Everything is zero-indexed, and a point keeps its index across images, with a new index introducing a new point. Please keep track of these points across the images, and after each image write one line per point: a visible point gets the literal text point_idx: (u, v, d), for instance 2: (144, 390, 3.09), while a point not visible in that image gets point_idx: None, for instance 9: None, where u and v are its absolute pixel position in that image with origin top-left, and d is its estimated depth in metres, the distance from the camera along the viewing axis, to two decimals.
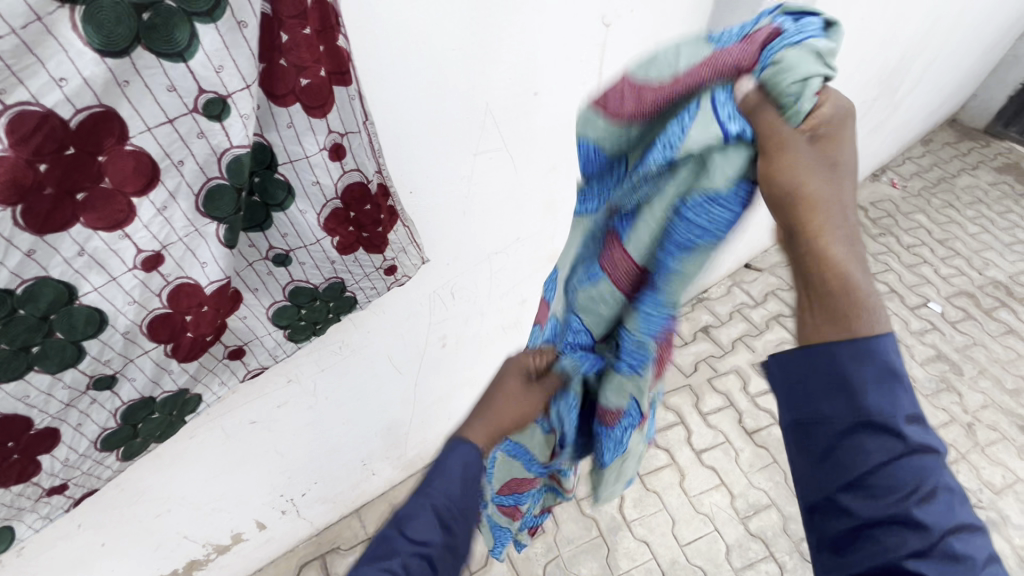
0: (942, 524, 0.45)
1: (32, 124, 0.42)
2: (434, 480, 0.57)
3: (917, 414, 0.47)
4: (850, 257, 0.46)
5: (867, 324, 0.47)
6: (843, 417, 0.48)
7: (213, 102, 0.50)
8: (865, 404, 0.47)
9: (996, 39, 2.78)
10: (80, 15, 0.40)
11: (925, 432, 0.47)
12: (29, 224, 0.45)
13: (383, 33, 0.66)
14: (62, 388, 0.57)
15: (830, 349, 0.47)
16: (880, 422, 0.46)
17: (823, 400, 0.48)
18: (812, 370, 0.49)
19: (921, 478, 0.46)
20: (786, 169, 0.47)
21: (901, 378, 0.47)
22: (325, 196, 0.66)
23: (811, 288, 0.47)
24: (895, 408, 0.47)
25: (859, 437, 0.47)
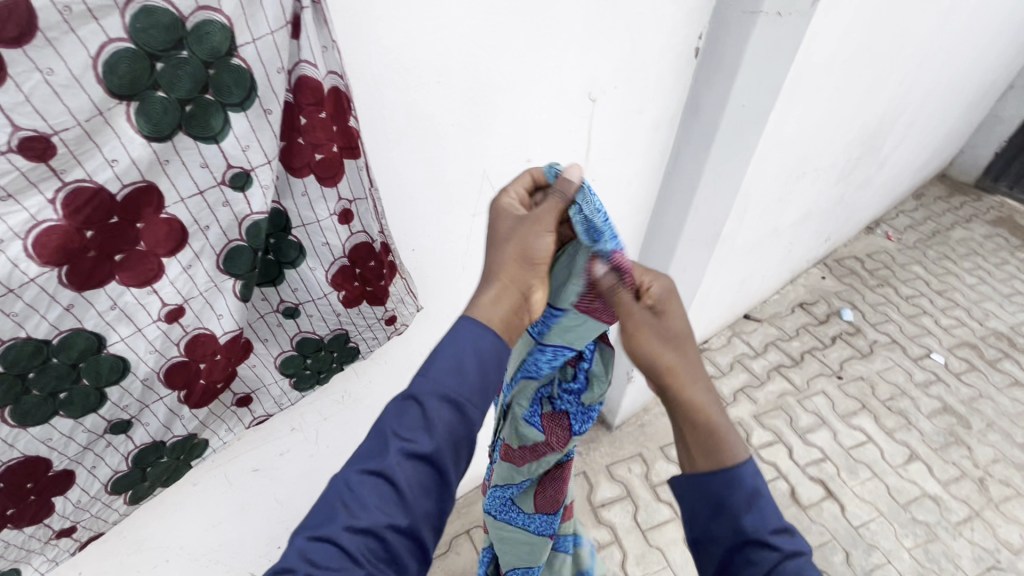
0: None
1: (85, 197, 0.49)
2: (428, 367, 0.56)
3: (782, 525, 0.60)
4: (705, 404, 0.65)
5: (735, 453, 0.63)
6: (729, 534, 0.59)
7: (238, 175, 0.58)
8: (742, 524, 0.59)
9: (974, 101, 2.92)
10: (134, 109, 0.48)
11: (793, 540, 0.60)
12: (71, 282, 0.51)
13: (390, 113, 0.75)
14: (82, 432, 0.61)
15: (708, 478, 0.62)
16: (757, 539, 0.58)
17: (711, 522, 0.61)
18: (695, 497, 0.63)
19: None
20: (642, 347, 0.67)
21: (765, 496, 0.61)
22: (333, 255, 0.72)
23: (689, 433, 0.65)
24: (765, 523, 0.59)
25: (745, 552, 0.58)
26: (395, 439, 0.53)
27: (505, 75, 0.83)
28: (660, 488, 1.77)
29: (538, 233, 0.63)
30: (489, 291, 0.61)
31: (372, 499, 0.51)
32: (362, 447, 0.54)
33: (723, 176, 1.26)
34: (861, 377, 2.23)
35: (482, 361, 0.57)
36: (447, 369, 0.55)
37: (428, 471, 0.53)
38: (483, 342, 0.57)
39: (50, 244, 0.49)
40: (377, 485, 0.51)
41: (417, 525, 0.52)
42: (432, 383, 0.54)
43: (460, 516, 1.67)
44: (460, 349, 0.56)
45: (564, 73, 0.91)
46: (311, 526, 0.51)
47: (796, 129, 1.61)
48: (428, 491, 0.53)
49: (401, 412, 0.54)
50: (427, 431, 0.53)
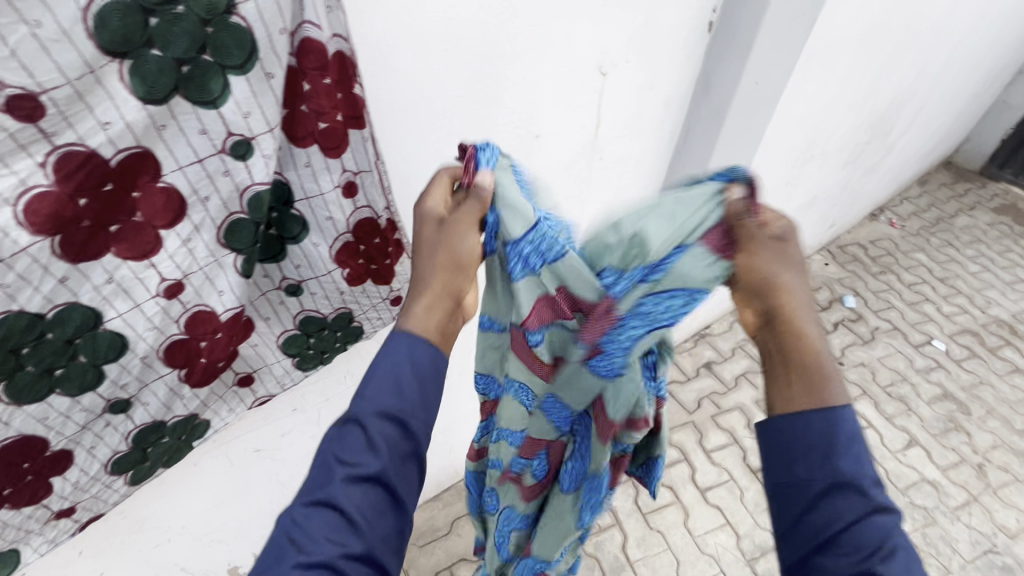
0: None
1: (76, 163, 0.46)
2: (366, 387, 0.54)
3: (879, 477, 0.52)
4: (816, 338, 0.54)
5: (838, 395, 0.53)
6: (817, 478, 0.52)
7: (239, 144, 0.55)
8: (838, 467, 0.51)
9: (983, 87, 2.88)
10: (128, 68, 0.45)
11: (892, 497, 0.52)
12: (65, 254, 0.49)
13: (397, 82, 0.72)
14: (79, 411, 0.59)
15: (806, 417, 0.53)
16: (849, 483, 0.51)
17: (799, 463, 0.53)
18: (789, 439, 0.54)
19: (889, 538, 0.49)
20: (761, 262, 0.55)
21: (866, 442, 0.53)
22: (337, 230, 0.70)
23: (788, 367, 0.55)
24: (862, 471, 0.51)
25: (831, 499, 0.51)
26: (340, 464, 0.51)
27: (514, 45, 0.80)
28: (662, 472, 1.77)
29: (464, 235, 0.59)
30: (424, 300, 0.58)
31: (321, 528, 0.49)
32: (308, 476, 0.52)
33: (733, 156, 1.23)
34: (862, 364, 2.23)
35: (423, 375, 0.55)
36: (387, 389, 0.53)
37: (379, 492, 0.51)
38: (421, 356, 0.56)
39: (42, 212, 0.46)
40: (325, 515, 0.49)
41: (373, 549, 0.50)
42: (371, 402, 0.53)
43: (461, 499, 1.67)
44: (393, 368, 0.54)
45: (573, 46, 0.87)
46: (261, 567, 0.48)
47: (806, 110, 1.57)
48: (383, 512, 0.52)
49: (342, 438, 0.53)
50: (373, 451, 0.51)
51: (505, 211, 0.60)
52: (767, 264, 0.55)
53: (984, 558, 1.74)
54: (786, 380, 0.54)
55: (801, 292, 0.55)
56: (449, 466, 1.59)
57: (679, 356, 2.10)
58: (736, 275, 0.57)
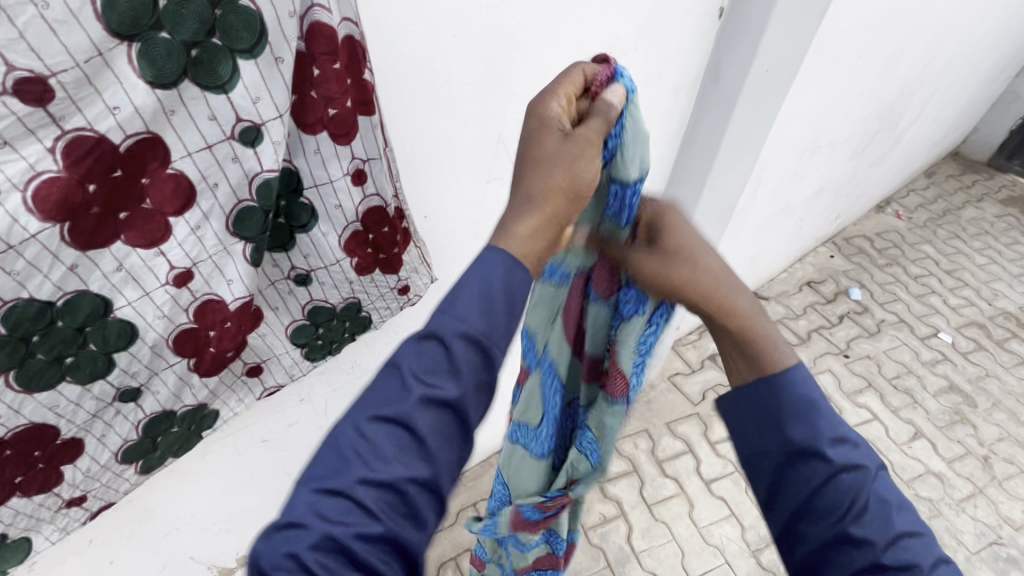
0: (878, 531, 0.53)
1: (86, 148, 0.46)
2: (458, 294, 0.47)
3: (839, 435, 0.55)
4: (741, 308, 0.58)
5: (780, 356, 0.57)
6: (772, 450, 0.56)
7: (248, 130, 0.54)
8: (789, 437, 0.55)
9: (993, 76, 2.85)
10: (136, 51, 0.44)
11: (851, 452, 0.55)
12: (74, 240, 0.48)
13: (406, 68, 0.71)
14: (89, 399, 0.59)
15: (750, 392, 0.57)
16: (805, 449, 0.54)
17: (756, 439, 0.56)
18: (741, 420, 0.58)
19: (857, 493, 0.53)
20: (657, 272, 0.60)
21: (818, 405, 0.56)
22: (346, 219, 0.69)
23: (732, 347, 0.59)
24: (816, 434, 0.54)
25: (795, 467, 0.55)
26: (415, 382, 0.44)
27: (523, 30, 0.79)
28: (667, 464, 1.77)
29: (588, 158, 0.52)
30: (531, 218, 0.50)
31: (390, 447, 0.43)
32: (373, 387, 0.46)
33: (742, 145, 1.22)
34: (868, 356, 2.22)
35: (511, 290, 0.48)
36: (477, 304, 0.47)
37: (451, 420, 0.45)
38: (517, 279, 0.48)
39: (51, 197, 0.46)
40: (393, 433, 0.43)
41: (439, 477, 0.45)
42: (457, 319, 0.46)
43: (466, 490, 1.67)
44: (485, 279, 0.47)
45: (583, 32, 0.86)
46: (317, 475, 0.43)
47: (816, 99, 1.55)
48: (450, 439, 0.46)
49: (418, 352, 0.46)
50: (452, 375, 0.45)
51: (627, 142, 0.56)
52: (663, 273, 0.59)
53: (989, 550, 1.74)
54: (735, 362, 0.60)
55: (705, 275, 0.59)
56: None
57: (683, 348, 2.10)
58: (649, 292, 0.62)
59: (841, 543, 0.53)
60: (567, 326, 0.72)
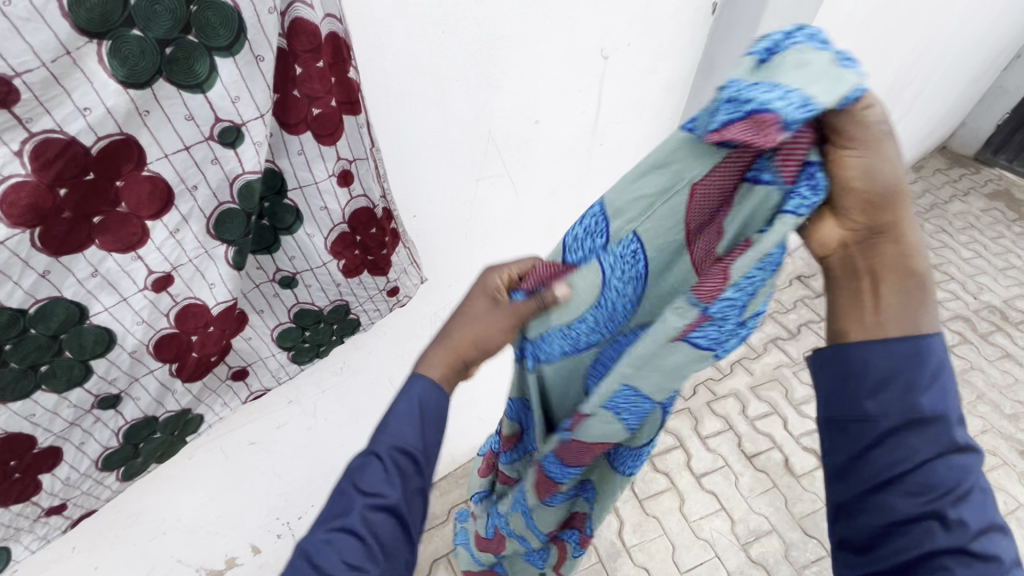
0: (976, 525, 0.46)
1: (55, 150, 0.44)
2: (386, 423, 0.54)
3: (961, 416, 0.49)
4: (919, 249, 0.48)
5: (933, 315, 0.49)
6: (891, 415, 0.48)
7: (228, 131, 0.52)
8: (918, 404, 0.48)
9: (981, 71, 2.86)
10: (107, 49, 0.42)
11: (968, 435, 0.49)
12: (45, 246, 0.47)
13: (393, 65, 0.69)
14: (67, 407, 0.57)
15: (887, 345, 0.48)
16: (926, 418, 0.47)
17: (868, 397, 0.49)
18: (857, 372, 0.50)
19: (960, 478, 0.47)
20: (882, 163, 0.45)
21: (950, 378, 0.49)
22: (332, 220, 0.68)
23: (888, 288, 0.48)
24: (947, 408, 0.48)
25: (902, 435, 0.48)
26: (359, 495, 0.51)
27: (513, 27, 0.77)
28: (657, 459, 1.78)
29: (496, 330, 0.58)
30: (442, 356, 0.57)
31: (341, 557, 0.49)
32: (325, 506, 0.52)
33: None
34: None
35: (427, 417, 0.55)
36: (407, 427, 0.54)
37: (395, 525, 0.52)
38: (433, 402, 0.55)
39: (20, 203, 0.44)
40: (345, 543, 0.49)
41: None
42: (391, 439, 0.53)
43: (457, 487, 1.67)
44: (406, 410, 0.54)
45: (575, 28, 0.85)
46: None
47: None
48: (397, 541, 0.52)
49: (363, 470, 0.52)
50: (391, 482, 0.52)
51: (820, 84, 0.43)
52: (894, 169, 0.46)
53: None
54: (878, 300, 0.48)
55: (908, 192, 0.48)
56: (446, 454, 1.59)
57: None
58: (846, 183, 0.46)
59: (926, 522, 0.46)
60: (699, 197, 0.54)
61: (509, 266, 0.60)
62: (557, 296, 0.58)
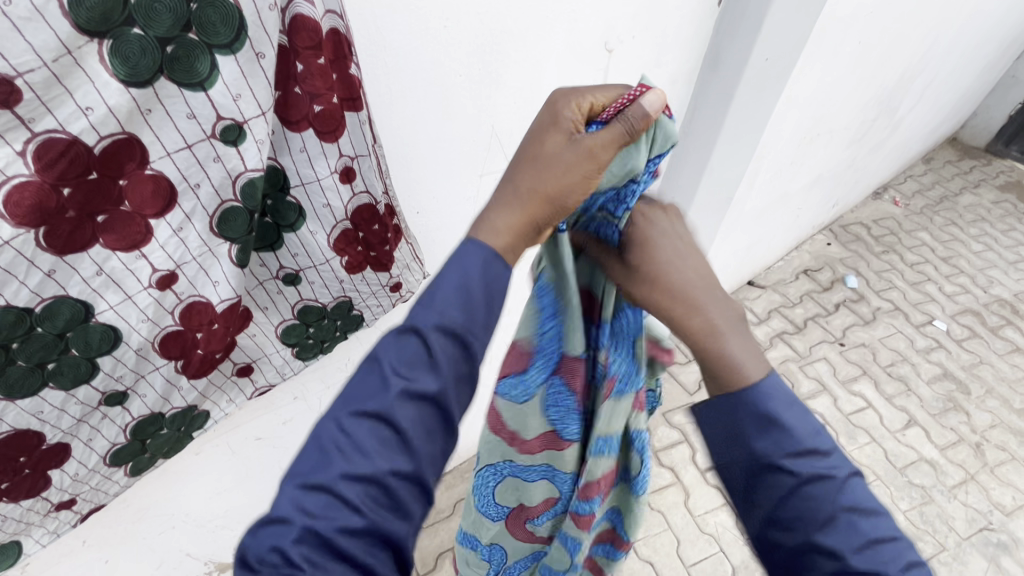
0: (850, 546, 0.47)
1: (59, 150, 0.44)
2: (434, 292, 0.45)
3: (804, 441, 0.49)
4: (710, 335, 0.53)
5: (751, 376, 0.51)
6: (741, 461, 0.51)
7: (230, 128, 0.52)
8: (755, 451, 0.49)
9: (994, 60, 2.81)
10: (107, 48, 0.42)
11: (817, 459, 0.49)
12: (51, 246, 0.47)
13: (396, 61, 0.69)
14: (74, 404, 0.58)
15: (718, 402, 0.52)
16: (767, 463, 0.49)
17: (718, 450, 0.52)
18: (708, 428, 0.53)
19: (822, 504, 0.48)
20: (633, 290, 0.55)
21: (788, 411, 0.50)
22: (335, 218, 0.68)
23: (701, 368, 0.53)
24: (784, 442, 0.49)
25: (757, 478, 0.50)
26: (394, 376, 0.43)
27: (517, 21, 0.77)
28: (663, 453, 1.78)
29: (578, 166, 0.48)
30: (512, 213, 0.48)
31: (371, 441, 0.42)
32: (351, 384, 0.44)
33: (740, 132, 1.21)
34: (863, 344, 2.21)
35: (490, 293, 0.47)
36: (455, 300, 0.45)
37: (433, 418, 0.44)
38: (495, 274, 0.47)
39: (24, 203, 0.44)
40: (373, 429, 0.42)
41: (422, 470, 0.44)
42: (436, 314, 0.44)
43: (462, 481, 1.68)
44: (460, 281, 0.46)
45: (578, 21, 0.84)
46: (302, 471, 0.42)
47: (815, 88, 1.51)
48: (432, 433, 0.44)
49: (399, 347, 0.44)
50: (431, 368, 0.44)
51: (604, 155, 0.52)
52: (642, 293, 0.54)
53: (979, 535, 1.76)
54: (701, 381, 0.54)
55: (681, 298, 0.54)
56: None
57: None
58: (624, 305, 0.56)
59: (810, 554, 0.48)
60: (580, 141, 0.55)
61: (591, 94, 0.50)
62: (647, 111, 0.48)
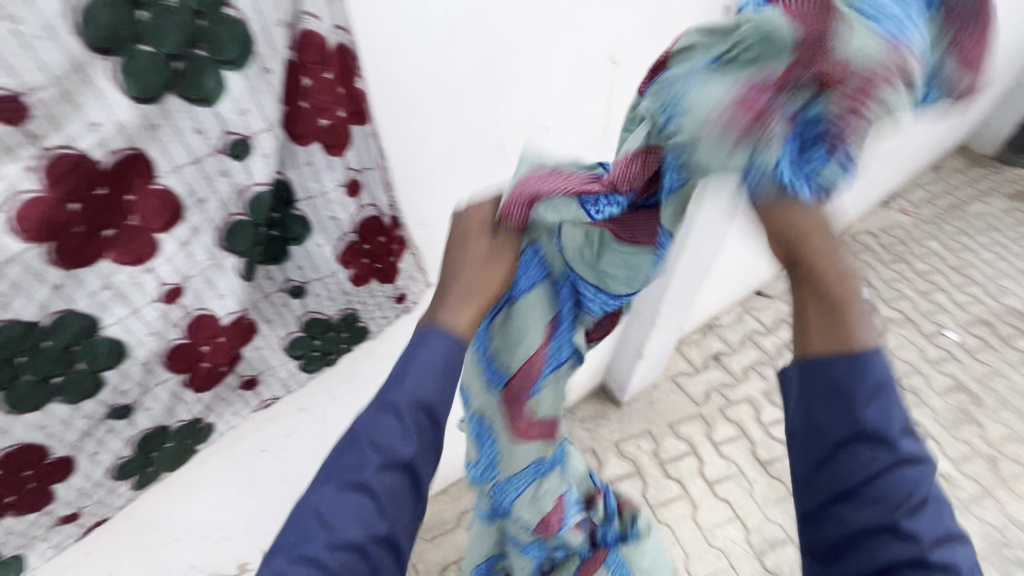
0: (928, 534, 0.50)
1: (67, 166, 0.44)
2: (404, 373, 0.50)
3: (907, 426, 0.51)
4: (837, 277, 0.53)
5: (870, 336, 0.52)
6: (840, 429, 0.51)
7: (237, 143, 0.52)
8: (862, 419, 0.50)
9: (1002, 68, 2.79)
10: (117, 65, 0.43)
11: (914, 444, 0.51)
12: (58, 260, 0.47)
13: (401, 74, 0.69)
14: (80, 418, 0.58)
15: (830, 362, 0.51)
16: (874, 434, 0.50)
17: (821, 411, 0.51)
18: (815, 382, 0.52)
19: (909, 488, 0.50)
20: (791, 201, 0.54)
21: (894, 390, 0.51)
22: (341, 230, 0.68)
23: (823, 309, 0.52)
24: (888, 420, 0.50)
25: (853, 449, 0.50)
26: (373, 450, 0.47)
27: (522, 34, 0.77)
28: (670, 465, 1.75)
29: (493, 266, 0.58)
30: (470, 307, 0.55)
31: (352, 515, 0.46)
32: (333, 456, 0.48)
33: None
34: None
35: (451, 367, 0.51)
36: (425, 380, 0.49)
37: (406, 482, 0.48)
38: (455, 355, 0.52)
39: (33, 218, 0.44)
40: (354, 497, 0.46)
41: (396, 533, 0.48)
42: (408, 391, 0.49)
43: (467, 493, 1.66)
44: (428, 362, 0.50)
45: (584, 32, 0.84)
46: (288, 543, 0.46)
47: None
48: (405, 499, 0.48)
49: (375, 425, 0.48)
50: (405, 437, 0.48)
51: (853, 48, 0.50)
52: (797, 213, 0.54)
53: (995, 552, 1.72)
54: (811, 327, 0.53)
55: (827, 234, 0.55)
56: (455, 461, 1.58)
57: (687, 347, 2.06)
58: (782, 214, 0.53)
59: (883, 534, 0.50)
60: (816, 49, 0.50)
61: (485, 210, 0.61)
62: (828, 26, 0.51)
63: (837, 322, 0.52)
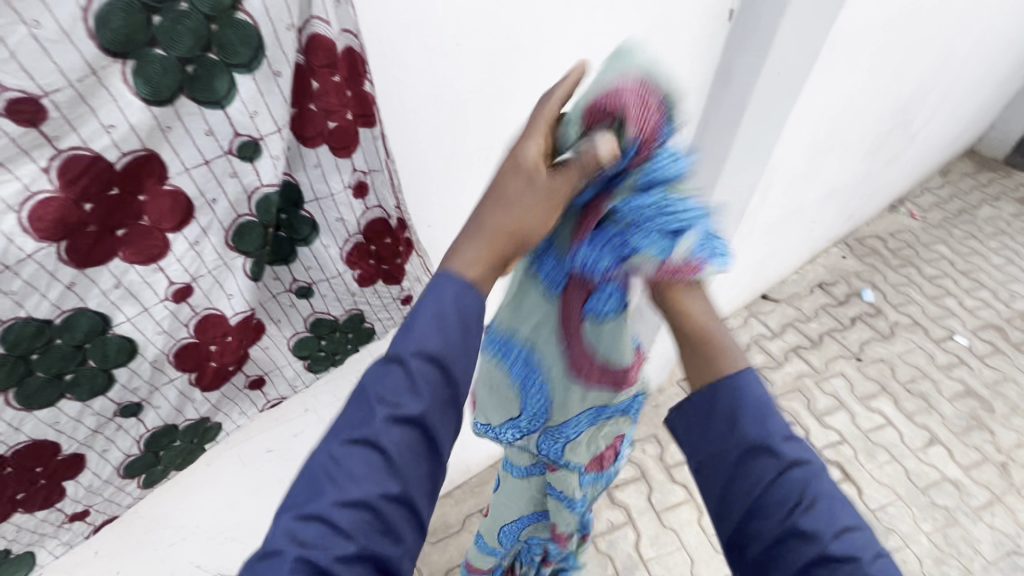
0: (831, 530, 0.50)
1: (82, 166, 0.45)
2: (413, 322, 0.49)
3: (788, 433, 0.54)
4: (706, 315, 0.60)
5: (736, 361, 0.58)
6: (731, 448, 0.54)
7: (246, 145, 0.53)
8: (744, 434, 0.53)
9: (1011, 72, 2.78)
10: (131, 69, 0.44)
11: (800, 449, 0.53)
12: (71, 259, 0.48)
13: (409, 78, 0.70)
14: (90, 415, 0.58)
15: (711, 390, 0.57)
16: (759, 446, 0.53)
17: (712, 434, 0.55)
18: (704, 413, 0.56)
19: (803, 489, 0.51)
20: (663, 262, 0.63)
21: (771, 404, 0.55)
22: (348, 231, 0.68)
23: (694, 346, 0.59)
24: (768, 431, 0.53)
25: (748, 462, 0.53)
26: (380, 403, 0.47)
27: (528, 38, 0.77)
28: (675, 470, 1.74)
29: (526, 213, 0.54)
30: (483, 249, 0.52)
31: (361, 469, 0.45)
32: (342, 414, 0.49)
33: (755, 145, 1.20)
34: (882, 360, 2.17)
35: (464, 316, 0.50)
36: (432, 330, 0.48)
37: (419, 439, 0.48)
38: (471, 302, 0.50)
39: (48, 218, 0.45)
40: (363, 455, 0.46)
41: (410, 493, 0.47)
42: (416, 342, 0.48)
43: (472, 496, 1.66)
44: (440, 308, 0.49)
45: (590, 37, 0.84)
46: (296, 503, 0.46)
47: (830, 101, 1.50)
48: (419, 456, 0.48)
49: (383, 376, 0.48)
50: (414, 393, 0.48)
51: None
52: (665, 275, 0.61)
53: (1007, 561, 1.70)
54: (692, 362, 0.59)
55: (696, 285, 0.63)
56: (460, 464, 1.58)
57: None
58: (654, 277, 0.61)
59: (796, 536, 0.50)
60: None
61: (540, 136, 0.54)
62: None
63: (710, 358, 0.58)
